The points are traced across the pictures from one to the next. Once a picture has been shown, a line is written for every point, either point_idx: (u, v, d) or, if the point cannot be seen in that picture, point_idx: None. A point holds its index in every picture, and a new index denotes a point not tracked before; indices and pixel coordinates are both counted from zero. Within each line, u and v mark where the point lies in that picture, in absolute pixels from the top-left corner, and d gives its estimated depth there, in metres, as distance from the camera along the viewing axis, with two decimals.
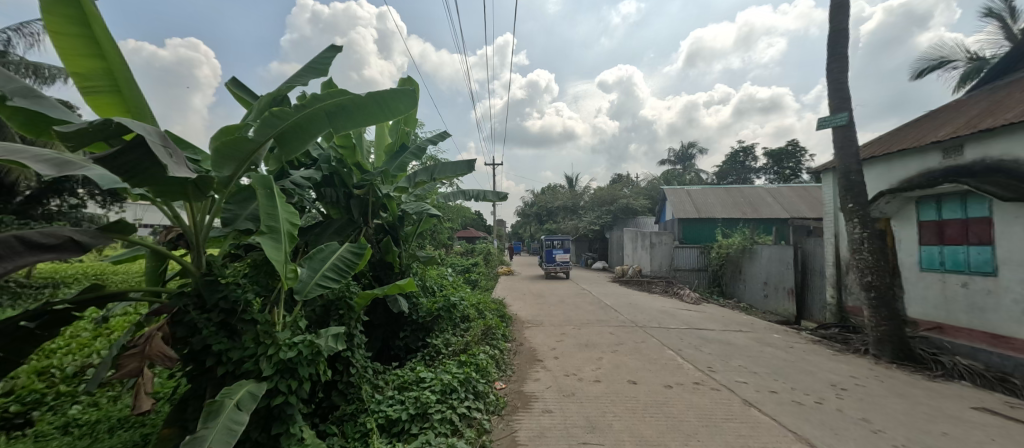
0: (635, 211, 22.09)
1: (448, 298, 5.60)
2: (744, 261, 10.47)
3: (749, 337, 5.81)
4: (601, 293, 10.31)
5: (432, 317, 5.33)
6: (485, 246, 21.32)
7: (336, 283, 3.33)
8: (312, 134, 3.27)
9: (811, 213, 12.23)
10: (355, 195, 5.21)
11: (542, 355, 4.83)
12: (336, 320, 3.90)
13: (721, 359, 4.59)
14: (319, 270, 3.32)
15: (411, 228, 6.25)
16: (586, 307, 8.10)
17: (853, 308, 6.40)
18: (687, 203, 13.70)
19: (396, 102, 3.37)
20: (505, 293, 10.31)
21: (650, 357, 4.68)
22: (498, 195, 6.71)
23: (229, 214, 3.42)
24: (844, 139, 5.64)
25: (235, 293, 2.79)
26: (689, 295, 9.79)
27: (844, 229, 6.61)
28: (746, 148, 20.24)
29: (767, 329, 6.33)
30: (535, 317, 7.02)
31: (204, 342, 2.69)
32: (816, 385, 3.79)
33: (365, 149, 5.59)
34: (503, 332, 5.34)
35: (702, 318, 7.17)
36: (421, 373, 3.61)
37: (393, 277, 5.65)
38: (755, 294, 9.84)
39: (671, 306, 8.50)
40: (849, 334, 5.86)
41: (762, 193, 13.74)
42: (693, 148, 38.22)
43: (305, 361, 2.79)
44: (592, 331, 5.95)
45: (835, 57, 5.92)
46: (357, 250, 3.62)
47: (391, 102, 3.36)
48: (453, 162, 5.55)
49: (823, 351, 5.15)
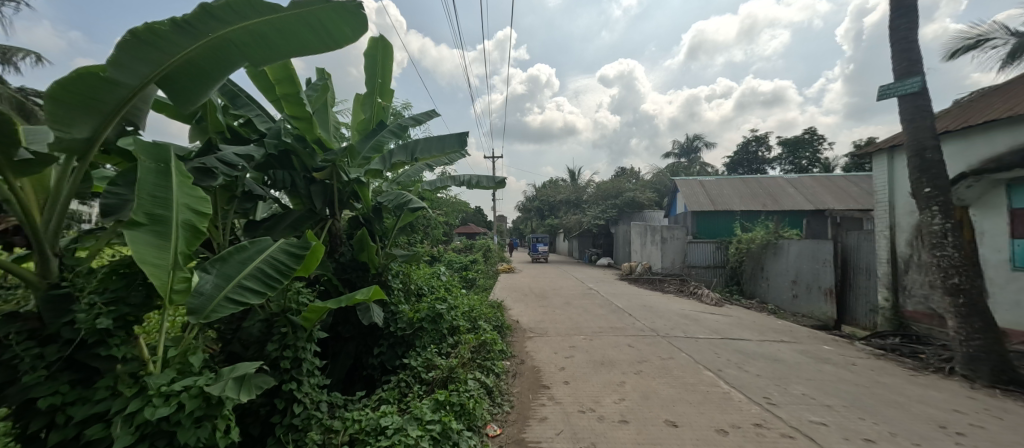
0: (641, 205, 21.11)
1: (434, 305, 4.56)
2: (770, 258, 9.45)
3: (798, 351, 4.81)
4: (611, 293, 9.34)
5: (413, 330, 4.33)
6: (485, 242, 20.40)
7: (257, 297, 2.35)
8: (221, 73, 2.17)
9: (838, 204, 11.16)
10: (317, 180, 4.21)
11: (548, 378, 3.84)
12: (275, 342, 2.95)
13: (777, 384, 3.60)
14: (233, 278, 2.32)
15: (391, 222, 5.25)
16: (594, 311, 7.11)
17: (915, 314, 5.43)
18: (701, 195, 12.69)
19: (344, 24, 2.16)
20: (503, 294, 9.34)
21: (686, 381, 3.69)
22: (497, 181, 5.69)
23: (114, 199, 2.42)
24: (915, 109, 4.63)
25: (82, 317, 1.81)
26: (708, 295, 8.80)
27: (903, 220, 5.60)
28: (759, 137, 19.14)
29: (813, 339, 5.33)
30: (538, 325, 6.04)
31: (27, 395, 1.74)
32: (920, 428, 2.80)
33: (331, 126, 4.53)
34: (500, 347, 4.36)
35: (732, 324, 6.16)
36: (384, 418, 2.63)
37: (367, 280, 4.66)
38: (782, 295, 8.84)
39: (692, 309, 7.50)
40: (917, 346, 4.86)
41: (782, 184, 12.66)
42: (698, 141, 37.12)
43: (189, 423, 1.82)
44: (606, 343, 4.96)
45: (902, 10, 4.88)
46: (297, 250, 2.63)
47: (337, 25, 2.15)
48: (439, 137, 4.39)
49: (897, 371, 4.15)
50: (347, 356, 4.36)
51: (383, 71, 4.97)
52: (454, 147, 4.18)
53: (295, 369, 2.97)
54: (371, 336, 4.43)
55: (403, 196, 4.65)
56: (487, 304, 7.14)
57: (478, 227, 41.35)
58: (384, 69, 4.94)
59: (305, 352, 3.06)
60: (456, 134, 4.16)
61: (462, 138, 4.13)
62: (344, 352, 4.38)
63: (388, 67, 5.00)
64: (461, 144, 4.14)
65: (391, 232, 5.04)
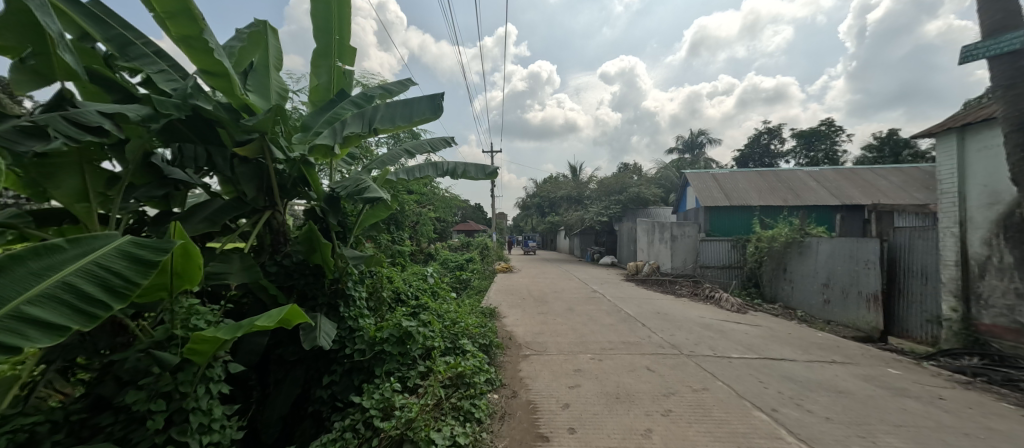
0: (646, 201, 20.12)
1: (403, 321, 3.50)
2: (798, 259, 8.45)
3: (860, 378, 3.83)
4: (618, 297, 8.38)
5: (374, 354, 3.33)
6: (483, 239, 19.40)
7: (47, 339, 1.40)
8: None
9: (866, 199, 10.16)
10: (246, 160, 3.26)
11: (548, 422, 2.88)
12: (144, 389, 2.04)
13: (859, 434, 2.64)
14: (7, 302, 1.40)
15: (355, 216, 4.28)
16: (602, 320, 6.13)
17: (993, 328, 4.47)
18: (714, 189, 11.70)
19: None
20: (498, 299, 8.36)
21: (734, 428, 2.72)
22: (487, 170, 4.71)
23: None
24: (1017, 72, 3.63)
25: None
26: (728, 300, 7.82)
27: (980, 215, 4.63)
28: (771, 130, 18.10)
29: (871, 360, 4.36)
30: (535, 339, 5.07)
31: None
32: None
33: (273, 93, 3.56)
34: (487, 377, 3.38)
35: (766, 339, 5.18)
36: None
37: (318, 286, 3.66)
38: (813, 300, 7.86)
39: (713, 318, 6.51)
40: (1009, 370, 3.90)
41: (803, 178, 11.65)
42: (702, 136, 36.05)
43: None
44: (620, 367, 4.00)
45: None
46: (147, 256, 1.67)
47: None
48: (407, 99, 3.24)
49: (1002, 409, 3.19)
50: (294, 383, 3.43)
51: (339, 24, 3.98)
52: (426, 114, 3.22)
53: (174, 428, 2.03)
54: (324, 358, 3.49)
55: (366, 182, 3.65)
56: (478, 313, 6.18)
57: (478, 225, 40.39)
58: (341, 23, 3.95)
59: (192, 401, 2.12)
60: (428, 97, 3.22)
61: (435, 102, 3.19)
62: (288, 379, 3.43)
63: (346, 20, 4.01)
64: (435, 110, 3.19)
65: (354, 226, 4.05)
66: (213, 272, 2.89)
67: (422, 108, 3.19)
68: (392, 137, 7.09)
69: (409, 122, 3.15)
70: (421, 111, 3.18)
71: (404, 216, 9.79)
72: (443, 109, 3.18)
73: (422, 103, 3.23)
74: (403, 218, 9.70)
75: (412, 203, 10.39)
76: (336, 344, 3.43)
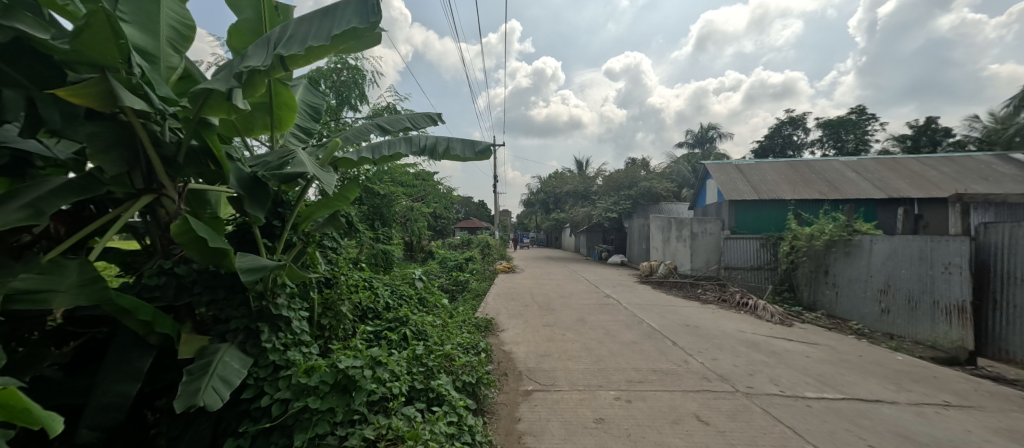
0: (657, 196, 18.92)
1: (347, 360, 2.37)
2: (847, 261, 7.30)
3: (1005, 436, 2.69)
4: (635, 304, 7.23)
5: (295, 414, 2.19)
6: (484, 237, 18.22)
7: None
8: None
9: (917, 191, 8.90)
10: (103, 114, 2.19)
11: None
12: None
13: None
14: None
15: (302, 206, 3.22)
16: (622, 336, 4.99)
17: None
18: (738, 181, 10.47)
19: None
20: (497, 306, 7.25)
21: None
22: (481, 150, 3.58)
23: None
24: None
25: None
26: (766, 309, 6.66)
27: None
28: (794, 119, 16.80)
29: (999, 403, 3.21)
30: (540, 366, 3.95)
31: None
32: None
33: (164, 27, 2.50)
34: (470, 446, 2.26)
35: (839, 368, 4.00)
36: None
37: (234, 305, 2.59)
38: (867, 309, 6.74)
39: (757, 333, 5.34)
40: None
41: (840, 169, 10.39)
42: (712, 129, 34.78)
43: None
44: (659, 416, 2.86)
45: None
46: None
47: None
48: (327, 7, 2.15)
49: None
50: (194, 445, 2.29)
51: None
52: (355, 25, 2.12)
53: None
54: (236, 409, 2.40)
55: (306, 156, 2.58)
56: (471, 329, 5.08)
57: (481, 222, 39.26)
58: None
59: None
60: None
61: (366, 4, 2.10)
62: (184, 438, 2.29)
63: None
64: (366, 17, 2.09)
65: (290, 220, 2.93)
66: (25, 288, 1.83)
67: (347, 16, 2.09)
68: (369, 116, 5.96)
69: (326, 37, 2.03)
70: (345, 21, 2.06)
71: (392, 211, 8.67)
72: (378, 12, 2.08)
73: (349, 10, 2.14)
74: (391, 213, 8.59)
75: (401, 197, 9.25)
76: (248, 391, 2.34)
